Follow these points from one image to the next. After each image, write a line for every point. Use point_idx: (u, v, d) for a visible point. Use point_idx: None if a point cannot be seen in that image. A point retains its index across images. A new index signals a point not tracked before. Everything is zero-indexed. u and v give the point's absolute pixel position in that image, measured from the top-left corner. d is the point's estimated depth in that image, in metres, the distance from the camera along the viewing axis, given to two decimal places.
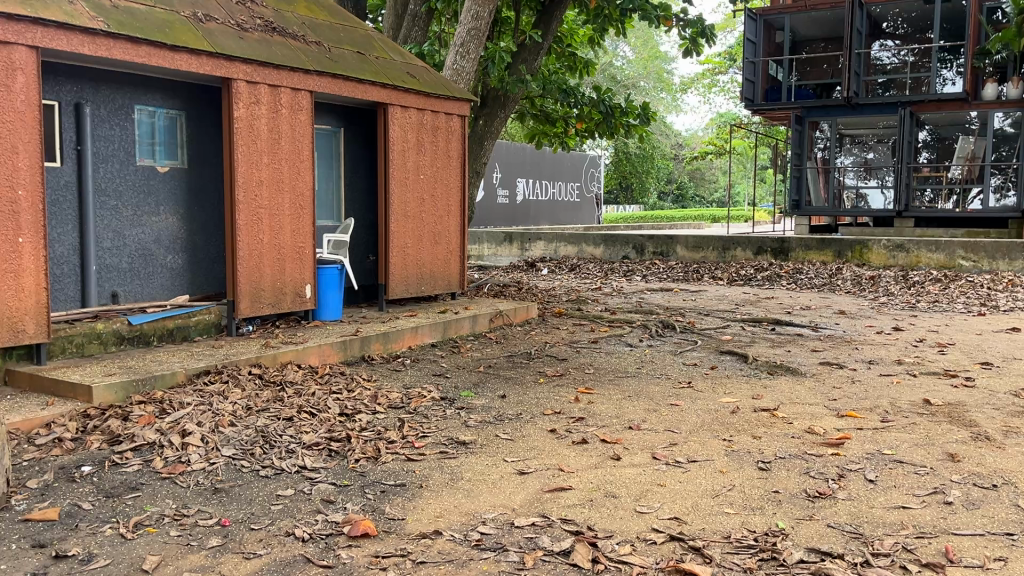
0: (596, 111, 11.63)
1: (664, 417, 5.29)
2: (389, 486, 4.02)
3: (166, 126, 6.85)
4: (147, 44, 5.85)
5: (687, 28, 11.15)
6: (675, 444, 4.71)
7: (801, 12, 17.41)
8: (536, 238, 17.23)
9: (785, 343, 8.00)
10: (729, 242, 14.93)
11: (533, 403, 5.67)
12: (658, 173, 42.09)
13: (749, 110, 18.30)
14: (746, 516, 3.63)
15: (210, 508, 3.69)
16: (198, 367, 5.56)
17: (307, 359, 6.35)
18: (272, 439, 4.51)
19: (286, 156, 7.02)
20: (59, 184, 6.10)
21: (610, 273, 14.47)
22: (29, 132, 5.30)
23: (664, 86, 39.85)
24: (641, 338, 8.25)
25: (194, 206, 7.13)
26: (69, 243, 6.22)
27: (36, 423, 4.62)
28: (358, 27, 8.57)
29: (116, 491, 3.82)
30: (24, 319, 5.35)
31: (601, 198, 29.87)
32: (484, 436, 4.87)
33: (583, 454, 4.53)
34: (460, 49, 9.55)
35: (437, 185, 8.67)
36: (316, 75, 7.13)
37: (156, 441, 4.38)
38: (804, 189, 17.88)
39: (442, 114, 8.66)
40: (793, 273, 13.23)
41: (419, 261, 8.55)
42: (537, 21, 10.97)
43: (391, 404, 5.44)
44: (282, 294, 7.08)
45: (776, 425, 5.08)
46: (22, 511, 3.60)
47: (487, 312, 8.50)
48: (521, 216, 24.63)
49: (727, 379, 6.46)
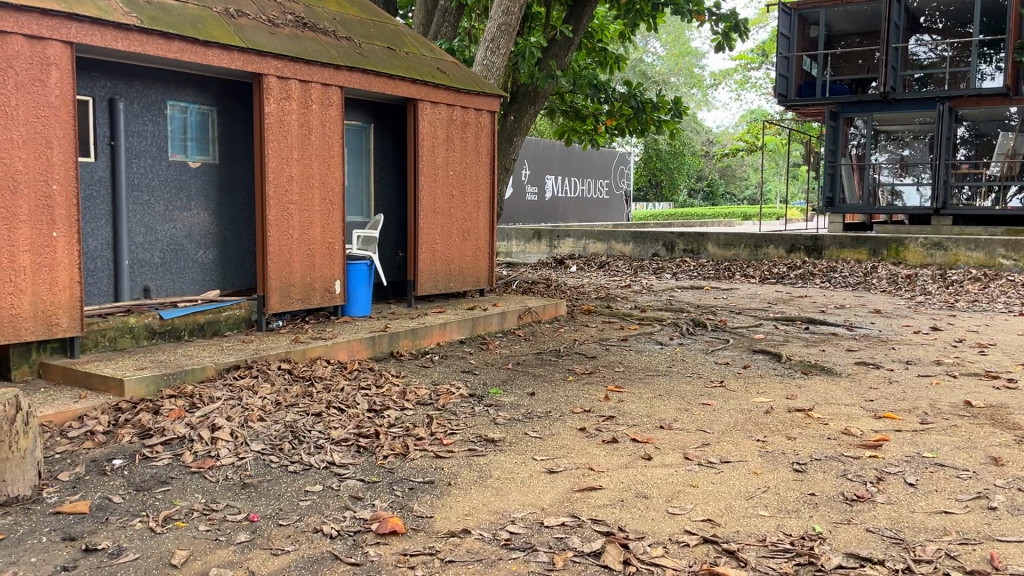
0: (627, 107, 11.52)
1: (696, 417, 5.19)
2: (417, 483, 3.99)
3: (198, 122, 6.89)
4: (179, 40, 5.87)
5: (720, 23, 10.98)
6: (708, 445, 4.62)
7: (837, 6, 17.10)
8: (565, 235, 17.14)
9: (819, 342, 7.86)
10: (761, 240, 14.76)
11: (562, 401, 5.61)
12: (689, 170, 41.75)
13: (783, 106, 18.05)
14: (781, 519, 3.54)
15: (239, 504, 3.68)
16: (228, 362, 5.57)
17: (336, 354, 6.34)
18: (300, 434, 4.50)
19: (317, 152, 7.02)
20: (93, 178, 6.16)
21: (639, 270, 14.35)
22: (63, 127, 5.34)
23: (695, 82, 39.50)
24: (671, 337, 8.15)
25: (225, 202, 7.16)
26: (102, 238, 6.28)
27: (69, 415, 4.66)
28: (388, 22, 8.56)
29: (146, 485, 3.82)
30: (58, 313, 5.41)
31: (631, 196, 29.64)
32: (513, 434, 4.81)
33: (613, 453, 4.46)
34: (489, 44, 9.49)
35: (467, 181, 8.63)
36: (347, 70, 7.12)
37: (186, 436, 4.38)
38: (839, 187, 17.59)
39: (472, 110, 8.62)
40: (827, 271, 13.01)
41: (448, 257, 8.52)
42: (568, 16, 10.89)
43: (420, 401, 5.40)
44: (311, 289, 7.09)
45: (811, 426, 4.98)
46: (53, 503, 3.61)
47: (516, 309, 8.45)
48: (550, 213, 24.53)
49: (760, 379, 6.35)
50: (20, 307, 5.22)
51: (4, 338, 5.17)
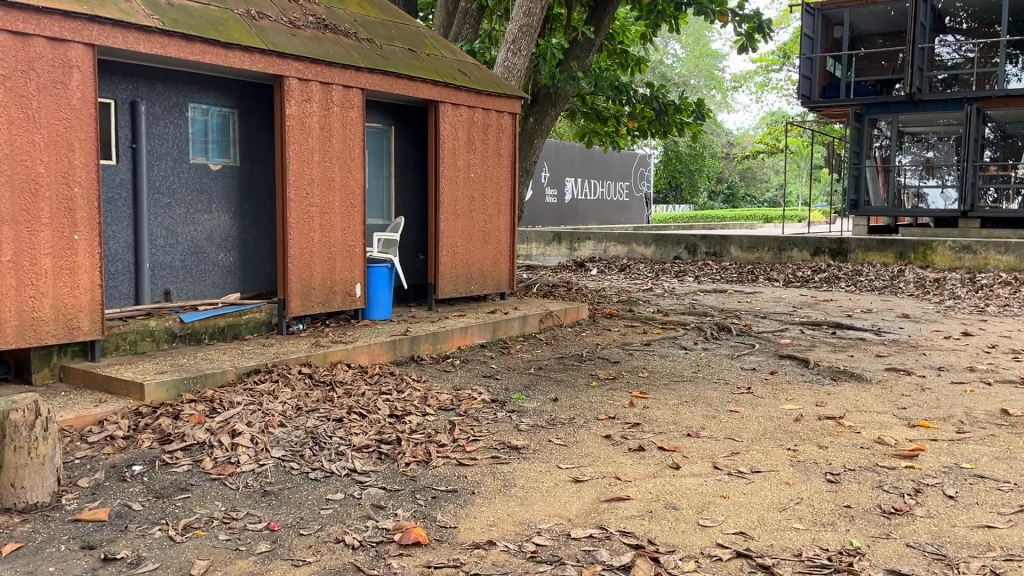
0: (648, 109, 11.37)
1: (724, 425, 5.08)
2: (441, 492, 3.90)
3: (219, 124, 6.86)
4: (200, 42, 5.83)
5: (743, 23, 10.83)
6: (737, 453, 4.50)
7: (862, 6, 16.87)
8: (585, 238, 17.05)
9: (847, 347, 7.70)
10: (786, 242, 14.61)
11: (586, 408, 5.51)
12: (709, 173, 41.50)
13: (806, 108, 17.83)
14: (817, 532, 3.43)
15: (259, 512, 3.62)
16: (249, 366, 5.52)
17: (356, 358, 6.28)
18: (321, 440, 4.43)
19: (338, 154, 6.97)
20: (114, 181, 6.14)
21: (661, 273, 14.23)
22: (85, 129, 5.32)
23: (716, 84, 39.23)
24: (696, 341, 8.03)
25: (246, 205, 7.12)
26: (123, 241, 6.25)
27: (89, 420, 4.62)
28: (409, 23, 8.51)
29: (166, 491, 3.77)
30: (79, 316, 5.38)
31: (651, 198, 29.50)
32: (537, 441, 4.72)
33: (640, 462, 4.35)
34: (511, 46, 9.42)
35: (488, 183, 8.56)
36: (368, 72, 7.06)
37: (206, 441, 4.33)
38: (863, 189, 17.35)
39: (493, 112, 8.54)
40: (853, 274, 12.83)
41: (469, 260, 8.45)
42: (589, 17, 10.80)
43: (442, 407, 5.32)
44: (332, 292, 7.04)
45: (843, 435, 4.84)
46: (72, 510, 3.56)
47: (537, 313, 8.35)
48: (569, 216, 24.43)
49: (787, 385, 6.21)
50: (41, 309, 5.19)
51: (26, 342, 5.15)
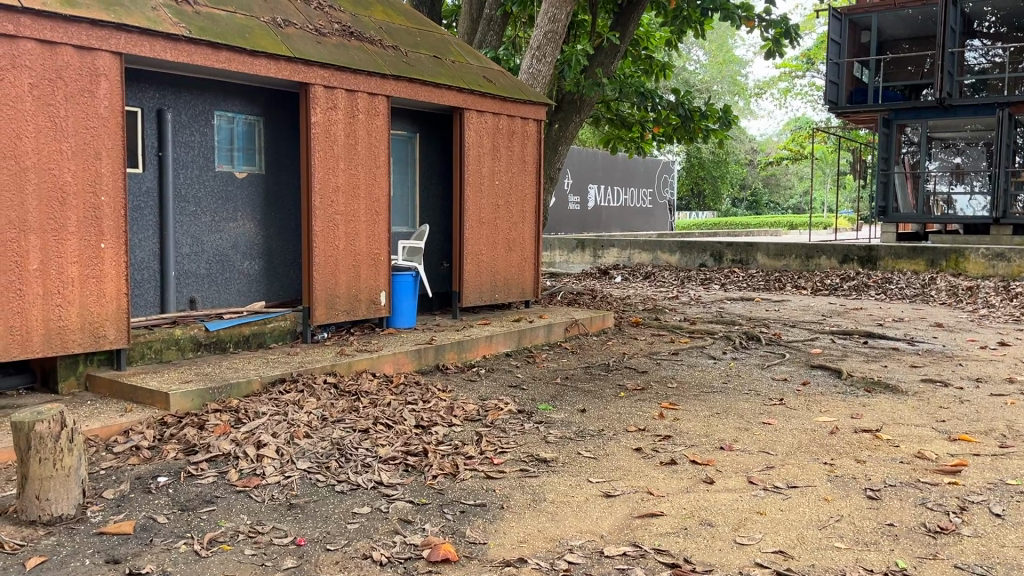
0: (674, 115, 11.23)
1: (757, 437, 4.96)
2: (469, 506, 3.82)
3: (245, 132, 6.85)
4: (227, 49, 5.82)
5: (770, 28, 10.68)
6: (773, 468, 4.38)
7: (890, 10, 16.75)
8: (609, 245, 16.95)
9: (880, 357, 7.54)
10: (813, 250, 14.40)
11: (615, 419, 5.39)
12: (733, 179, 41.24)
13: (834, 113, 17.40)
14: (860, 552, 3.31)
15: (286, 526, 3.55)
16: (274, 376, 5.47)
17: (381, 367, 6.22)
18: (348, 452, 4.37)
19: (363, 162, 6.93)
20: (141, 190, 6.14)
21: (687, 281, 14.09)
22: (112, 137, 5.31)
23: (739, 90, 38.98)
24: (725, 351, 7.90)
25: (271, 212, 7.11)
26: (149, 249, 6.24)
27: (114, 430, 4.60)
28: (434, 30, 8.48)
29: (192, 504, 3.71)
30: (105, 324, 5.37)
31: (674, 206, 29.36)
32: (566, 454, 4.62)
33: (673, 476, 4.24)
34: (536, 52, 9.36)
35: (513, 191, 8.49)
36: (393, 79, 7.02)
37: (232, 452, 4.28)
38: (892, 196, 17.05)
39: (519, 119, 8.48)
40: (882, 282, 12.62)
41: (493, 268, 8.37)
42: (614, 23, 10.74)
43: (468, 417, 5.24)
44: (357, 300, 7.00)
45: (881, 449, 4.71)
46: (97, 523, 3.51)
47: (563, 321, 8.26)
48: (593, 223, 24.34)
49: (821, 397, 6.06)
50: (68, 318, 5.18)
51: (52, 350, 5.13)
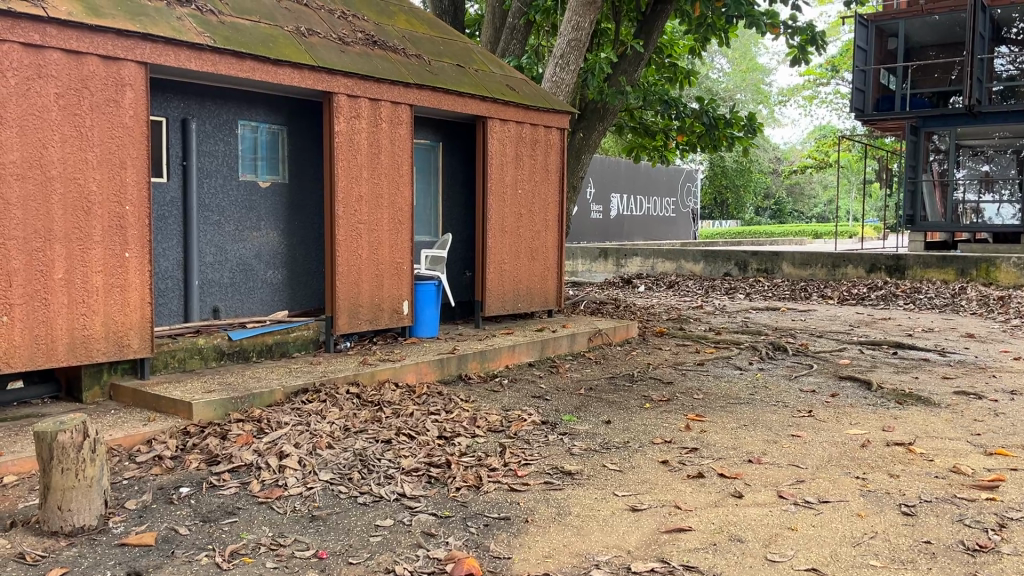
0: (698, 123, 11.10)
1: (786, 450, 4.85)
2: (493, 519, 3.76)
3: (269, 141, 6.86)
4: (251, 59, 5.83)
5: (796, 35, 10.57)
6: (803, 482, 4.28)
7: (917, 16, 16.56)
8: (632, 254, 16.86)
9: (910, 369, 7.38)
10: (840, 259, 14.20)
11: (641, 431, 5.31)
12: (756, 188, 40.97)
13: (860, 120, 17.39)
14: (896, 570, 3.20)
15: (307, 538, 3.51)
16: (297, 386, 5.45)
17: (404, 377, 6.18)
18: (370, 463, 4.32)
19: (386, 172, 6.92)
20: (165, 199, 6.16)
21: (711, 291, 13.95)
22: (137, 147, 5.33)
23: (763, 98, 38.74)
24: (751, 361, 7.78)
25: (294, 221, 7.11)
26: (173, 258, 6.25)
27: (138, 439, 4.59)
28: (458, 39, 8.47)
29: (214, 515, 3.68)
30: (130, 333, 5.38)
31: (698, 214, 29.20)
32: (591, 466, 4.54)
33: (701, 490, 4.15)
34: (559, 60, 9.32)
35: (536, 200, 8.44)
36: (416, 88, 7.01)
37: (254, 463, 4.24)
38: (919, 205, 16.76)
39: (542, 128, 8.44)
40: (911, 292, 12.42)
41: (516, 277, 8.31)
42: (637, 31, 10.69)
43: (491, 428, 5.18)
44: (380, 309, 6.97)
45: (915, 463, 4.58)
46: (119, 534, 3.48)
47: (586, 331, 8.18)
48: (615, 232, 24.24)
49: (851, 409, 5.93)
50: (93, 327, 5.20)
51: (77, 359, 5.14)
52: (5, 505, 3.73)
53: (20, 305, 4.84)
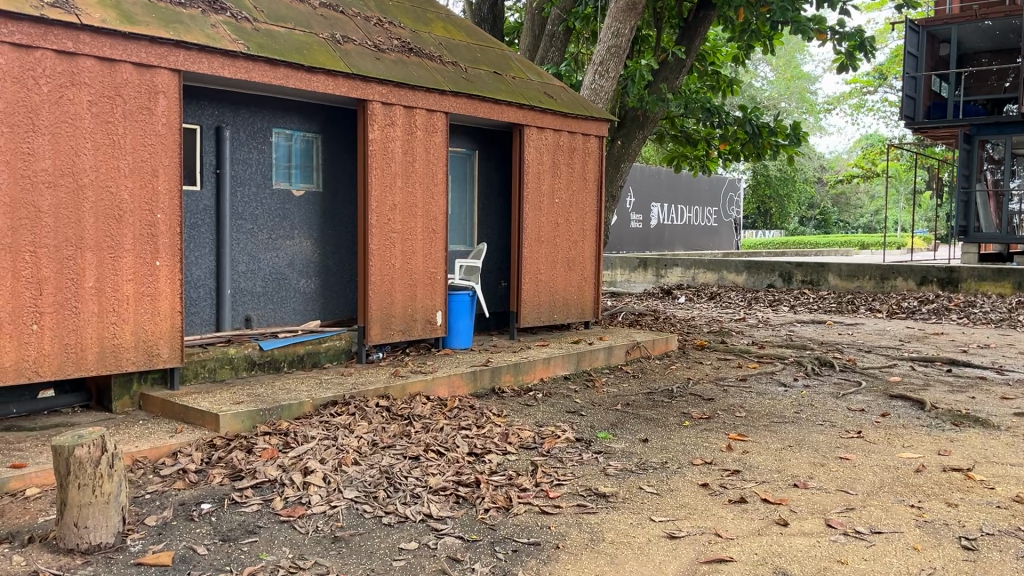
0: (741, 131, 10.75)
1: (835, 474, 4.59)
2: (522, 545, 3.58)
3: (303, 149, 6.80)
4: (285, 66, 5.75)
5: (843, 41, 10.24)
6: (853, 509, 4.03)
7: (969, 22, 15.99)
8: (672, 264, 16.63)
9: (966, 388, 7.00)
10: (889, 271, 13.75)
11: (680, 451, 5.09)
12: (801, 197, 40.29)
13: (910, 128, 16.75)
14: None
15: (328, 561, 3.37)
16: (326, 398, 5.35)
17: (436, 390, 6.04)
18: (397, 480, 4.18)
19: (420, 179, 6.81)
20: (198, 207, 6.11)
21: (754, 302, 13.64)
22: (169, 155, 5.28)
23: (808, 106, 38.08)
24: (796, 377, 7.50)
25: (328, 230, 7.03)
26: (206, 267, 6.20)
27: (164, 451, 4.51)
28: (495, 46, 8.35)
29: (234, 534, 3.57)
30: (159, 342, 5.32)
31: (741, 224, 28.74)
32: (626, 488, 4.34)
33: (743, 517, 3.93)
34: (599, 67, 9.14)
35: (573, 209, 8.26)
36: (451, 95, 6.89)
37: (278, 479, 4.13)
38: (973, 215, 16.17)
39: (580, 135, 8.27)
40: (965, 306, 11.97)
41: (553, 287, 8.13)
42: (679, 37, 10.50)
43: (523, 445, 5.01)
44: (413, 319, 6.85)
45: (975, 491, 4.30)
46: (136, 553, 3.38)
47: (624, 343, 7.96)
48: (656, 241, 23.93)
49: (903, 430, 5.63)
50: (123, 336, 5.15)
51: (106, 369, 5.09)
52: (25, 518, 3.66)
53: (50, 313, 4.80)
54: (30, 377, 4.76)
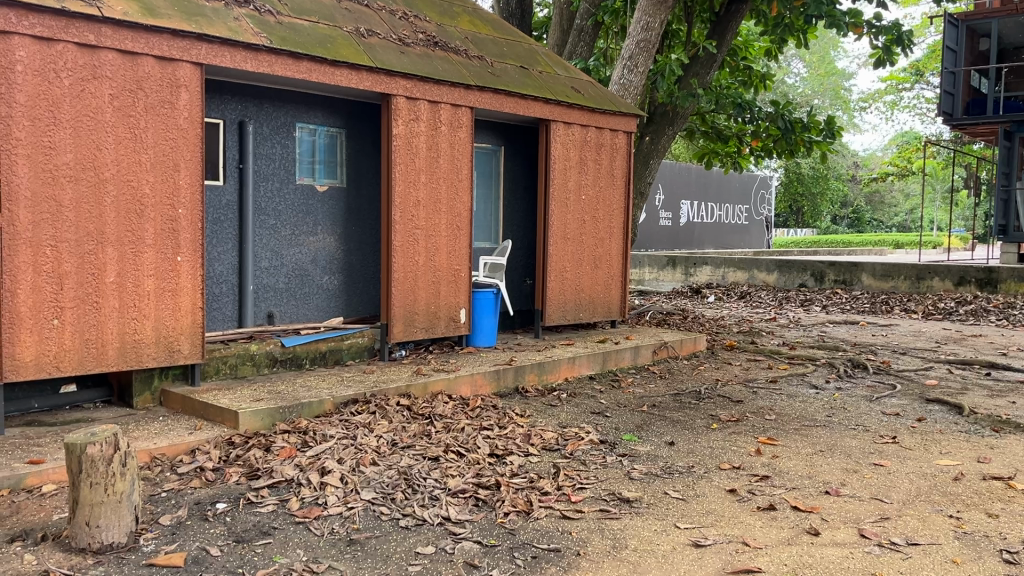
0: (774, 127, 10.51)
1: (869, 482, 4.42)
2: (542, 551, 3.47)
3: (327, 144, 6.74)
4: (308, 60, 5.68)
5: (880, 35, 9.96)
6: (888, 519, 3.86)
7: (1011, 15, 15.52)
8: (702, 263, 16.42)
9: (1006, 393, 6.75)
10: (924, 271, 13.42)
11: (707, 455, 4.94)
12: (834, 196, 39.66)
13: (948, 125, 16.32)
14: None
15: (342, 564, 3.28)
16: (347, 396, 5.27)
17: (458, 389, 5.95)
18: (415, 482, 4.09)
19: (444, 175, 6.72)
20: (220, 202, 6.08)
21: (785, 302, 13.39)
22: (190, 150, 5.24)
23: (842, 103, 37.43)
24: (828, 380, 7.30)
25: (351, 226, 6.97)
26: (228, 263, 6.16)
27: (182, 449, 4.47)
28: (523, 40, 8.23)
29: (248, 535, 3.50)
30: (180, 339, 5.29)
31: (772, 222, 28.34)
32: (651, 494, 4.20)
33: (772, 525, 3.78)
34: (628, 62, 8.98)
35: (600, 205, 8.13)
36: (477, 90, 6.78)
37: (295, 479, 4.06)
38: (1013, 213, 15.64)
39: (608, 131, 8.12)
40: (1004, 308, 11.62)
41: (578, 285, 8.00)
42: (710, 32, 10.30)
43: (546, 446, 4.91)
44: (436, 317, 6.76)
45: (1018, 501, 4.11)
46: (148, 553, 3.32)
47: (650, 343, 7.82)
48: (685, 239, 23.66)
49: (941, 436, 5.43)
50: (144, 332, 5.12)
51: (127, 364, 5.06)
52: (40, 516, 3.62)
53: (71, 309, 4.77)
54: (50, 372, 4.73)
